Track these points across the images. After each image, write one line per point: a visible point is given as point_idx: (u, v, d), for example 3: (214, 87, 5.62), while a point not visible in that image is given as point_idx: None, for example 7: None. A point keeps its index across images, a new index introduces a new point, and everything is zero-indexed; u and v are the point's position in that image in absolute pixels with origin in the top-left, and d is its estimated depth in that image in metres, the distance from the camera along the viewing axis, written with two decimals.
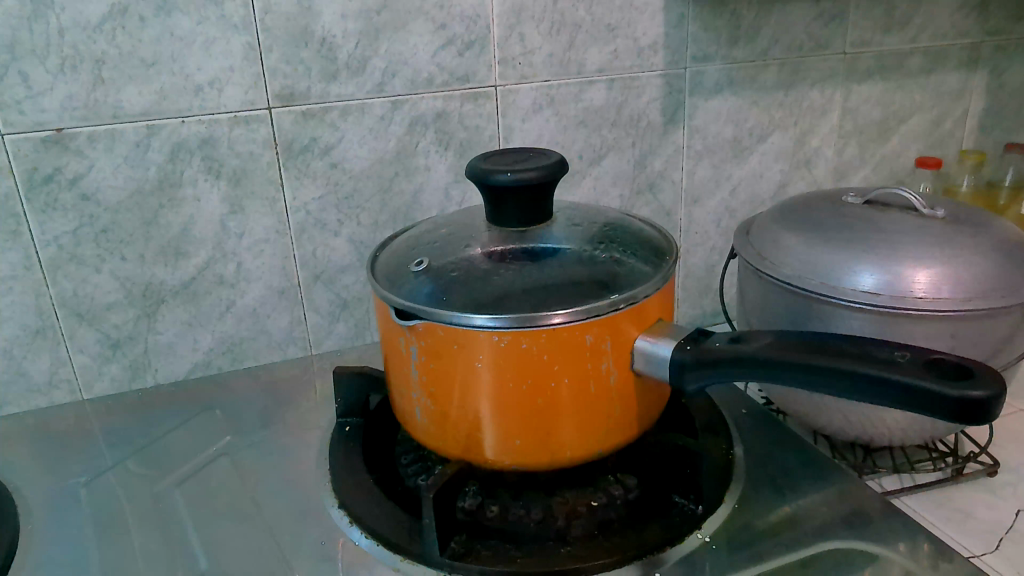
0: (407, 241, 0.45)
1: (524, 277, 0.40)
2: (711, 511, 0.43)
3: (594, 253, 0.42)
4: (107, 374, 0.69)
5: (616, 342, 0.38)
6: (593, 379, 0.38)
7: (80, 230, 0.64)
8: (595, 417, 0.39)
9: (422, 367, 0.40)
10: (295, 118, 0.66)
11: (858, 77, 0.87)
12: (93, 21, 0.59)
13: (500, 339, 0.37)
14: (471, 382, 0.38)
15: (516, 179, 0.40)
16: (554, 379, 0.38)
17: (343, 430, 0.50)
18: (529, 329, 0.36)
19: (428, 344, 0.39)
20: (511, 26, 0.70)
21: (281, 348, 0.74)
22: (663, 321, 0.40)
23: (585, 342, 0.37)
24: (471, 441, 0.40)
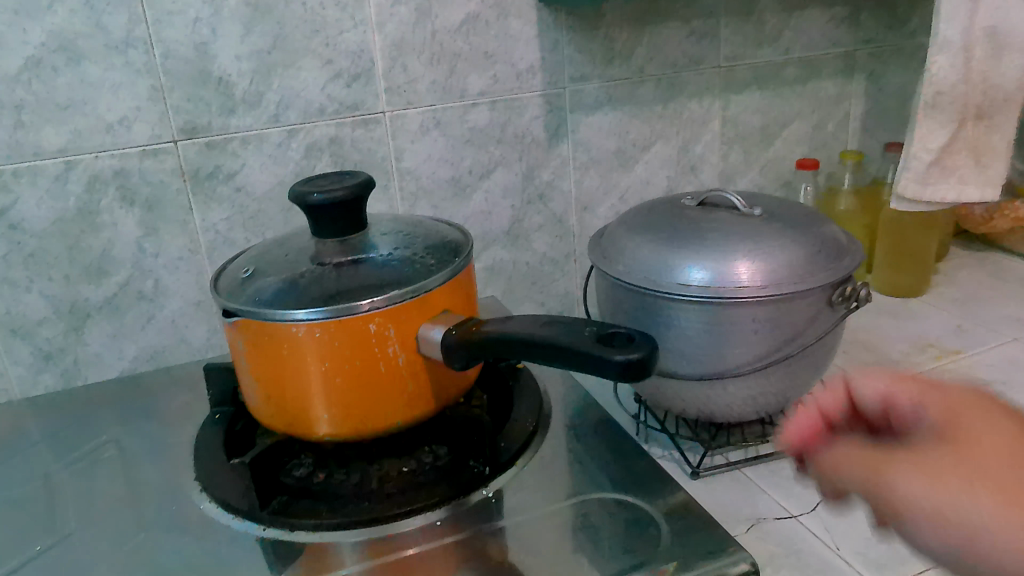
0: (251, 257, 0.54)
1: (333, 278, 0.48)
2: (499, 470, 0.50)
3: (400, 255, 0.50)
4: (41, 383, 0.77)
5: (401, 329, 0.46)
6: (383, 360, 0.46)
7: (10, 255, 0.72)
8: (391, 393, 0.47)
9: (250, 357, 0.48)
10: (199, 148, 0.75)
11: (735, 88, 0.95)
12: (11, 72, 0.67)
13: (297, 329, 0.45)
14: (282, 366, 0.46)
15: (328, 199, 0.48)
16: (348, 361, 0.46)
17: (215, 418, 0.58)
18: (319, 319, 0.44)
19: (249, 337, 0.47)
20: (394, 58, 0.78)
21: (201, 355, 0.82)
22: (448, 310, 0.48)
23: (370, 329, 0.45)
24: (291, 417, 0.48)
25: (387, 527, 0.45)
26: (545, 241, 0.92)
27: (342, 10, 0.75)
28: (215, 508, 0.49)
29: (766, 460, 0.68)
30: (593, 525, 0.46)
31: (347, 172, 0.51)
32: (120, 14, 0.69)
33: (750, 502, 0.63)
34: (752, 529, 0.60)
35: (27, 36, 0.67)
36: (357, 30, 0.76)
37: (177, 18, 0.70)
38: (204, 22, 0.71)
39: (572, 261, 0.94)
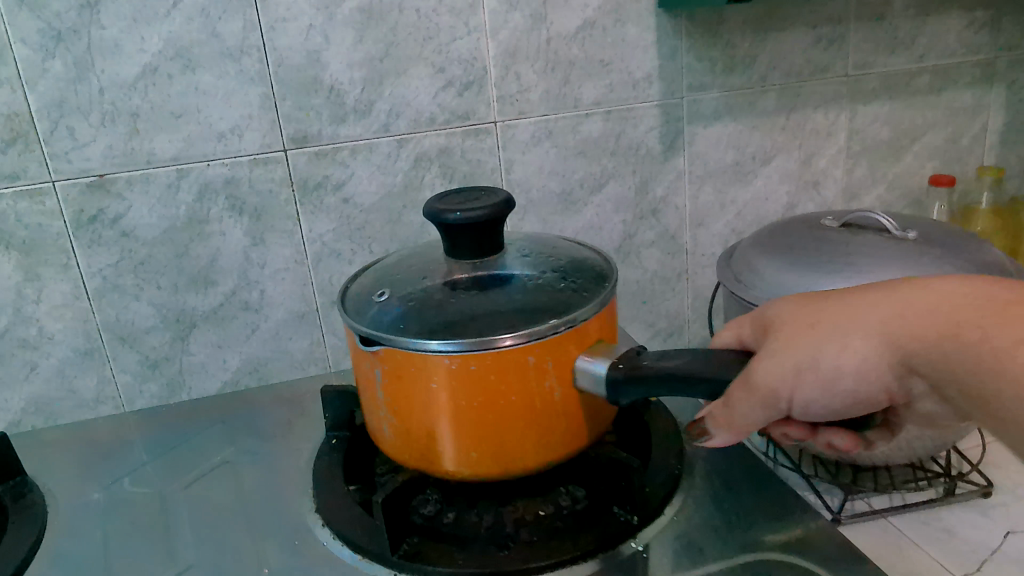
0: (375, 277, 0.51)
1: (475, 303, 0.44)
2: (649, 520, 0.45)
3: (541, 279, 0.46)
4: (147, 391, 0.77)
5: (558, 361, 0.43)
6: (539, 395, 0.43)
7: (121, 262, 0.72)
8: (542, 429, 0.44)
9: (386, 387, 0.45)
10: (308, 158, 0.73)
11: (863, 98, 0.88)
12: (128, 80, 0.66)
13: (452, 361, 0.41)
14: (428, 400, 0.43)
15: (466, 217, 0.44)
16: (500, 396, 0.42)
17: (331, 443, 0.55)
18: (476, 351, 0.41)
19: (391, 368, 0.43)
20: (507, 66, 0.74)
21: (303, 368, 0.80)
22: (603, 340, 0.45)
23: (529, 361, 0.42)
24: (431, 452, 0.45)
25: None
26: (655, 258, 0.87)
27: (456, 16, 0.72)
28: (342, 546, 0.46)
29: (916, 509, 0.62)
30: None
31: (481, 190, 0.48)
32: (235, 21, 0.67)
33: (902, 558, 0.57)
34: None
35: (145, 44, 0.66)
36: (470, 37, 0.73)
37: (290, 25, 0.68)
38: (317, 30, 0.69)
39: (683, 280, 0.89)
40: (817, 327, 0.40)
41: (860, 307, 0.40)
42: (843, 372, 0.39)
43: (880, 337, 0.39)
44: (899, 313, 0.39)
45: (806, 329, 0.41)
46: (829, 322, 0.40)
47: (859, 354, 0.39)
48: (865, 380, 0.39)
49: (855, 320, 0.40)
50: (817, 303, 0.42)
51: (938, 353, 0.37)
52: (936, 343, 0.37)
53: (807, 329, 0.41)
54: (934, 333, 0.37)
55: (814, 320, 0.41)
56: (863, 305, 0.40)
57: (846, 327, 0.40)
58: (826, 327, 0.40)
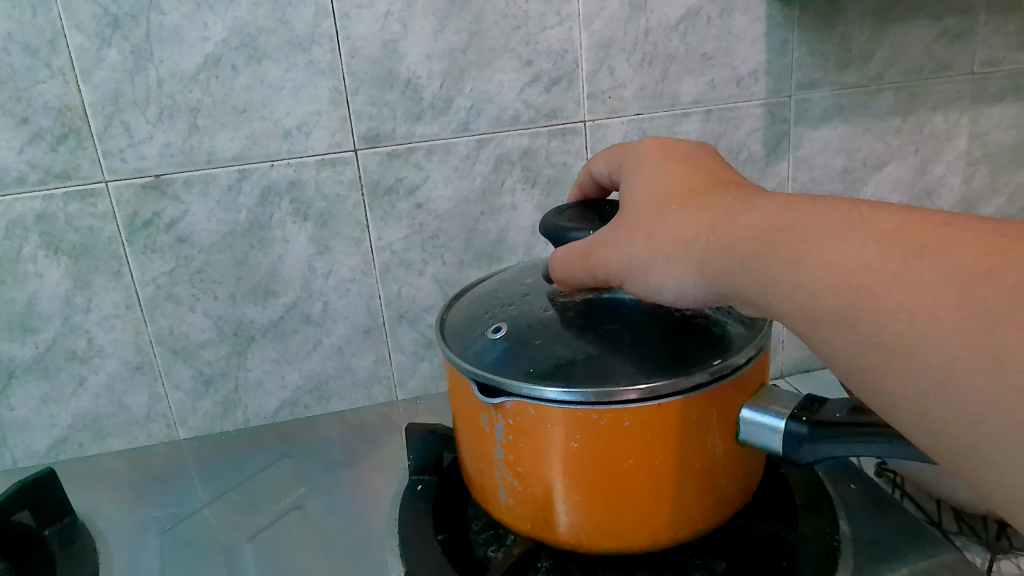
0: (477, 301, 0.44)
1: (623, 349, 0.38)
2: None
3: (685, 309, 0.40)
4: (200, 409, 0.71)
5: (722, 414, 0.37)
6: (699, 451, 0.37)
7: (176, 270, 0.66)
8: (693, 492, 0.38)
9: (507, 443, 0.38)
10: (380, 159, 0.66)
11: (988, 99, 0.79)
12: (189, 71, 0.60)
13: (600, 417, 0.35)
14: (560, 461, 0.37)
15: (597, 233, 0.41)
16: (654, 454, 0.36)
17: (415, 489, 0.48)
18: (631, 405, 0.35)
19: (518, 423, 0.37)
20: (600, 59, 0.67)
21: (367, 387, 0.74)
22: (764, 383, 0.39)
23: (692, 415, 0.36)
24: (557, 519, 0.39)
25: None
26: None
27: (547, 3, 0.64)
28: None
29: None
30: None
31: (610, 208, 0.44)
32: (306, 7, 0.60)
33: None
34: None
35: (207, 32, 0.59)
36: (561, 27, 0.65)
37: (366, 12, 0.62)
38: (395, 17, 0.62)
39: None
40: (732, 247, 0.34)
41: (704, 219, 0.36)
42: (688, 290, 0.36)
43: (797, 291, 0.31)
44: (751, 246, 0.33)
45: (720, 244, 0.34)
46: (715, 238, 0.35)
47: (684, 283, 0.36)
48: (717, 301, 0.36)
49: (704, 234, 0.35)
50: (710, 194, 0.37)
51: (801, 304, 0.31)
52: (834, 308, 0.29)
53: (717, 241, 0.35)
54: (832, 293, 0.29)
55: (701, 228, 0.35)
56: (754, 211, 0.34)
57: (716, 255, 0.34)
58: (726, 254, 0.34)
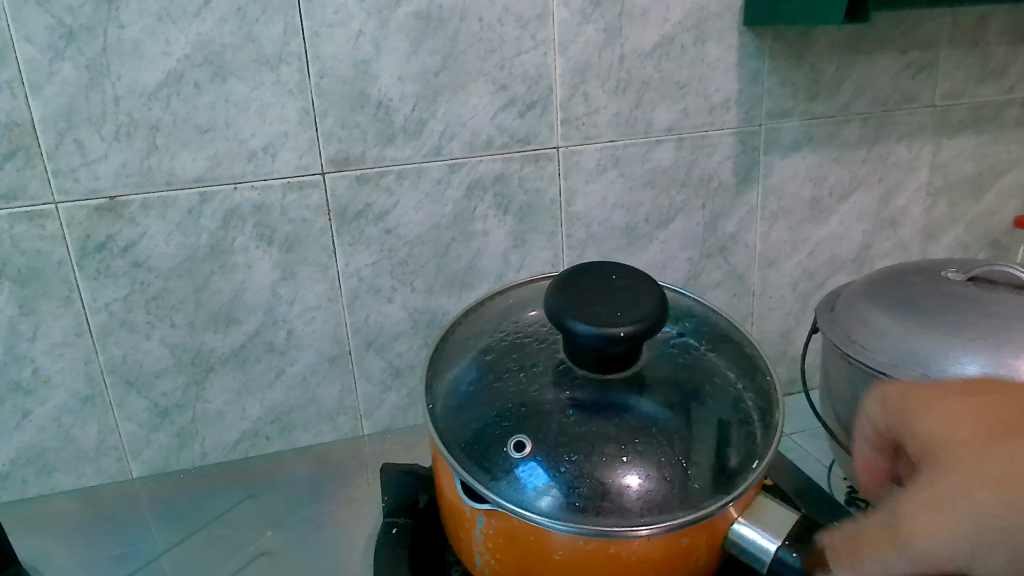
0: (479, 335, 0.45)
1: (547, 524, 0.35)
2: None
3: (662, 432, 0.38)
4: (154, 442, 0.67)
5: (711, 533, 0.37)
6: (682, 567, 0.37)
7: (131, 296, 0.62)
8: None
9: (488, 537, 0.38)
10: (348, 182, 0.64)
11: (949, 130, 0.81)
12: (149, 88, 0.57)
13: (586, 543, 0.35)
14: (544, 566, 0.37)
15: (598, 332, 0.36)
16: (635, 573, 0.36)
17: (390, 533, 0.45)
18: (619, 538, 0.35)
19: (502, 526, 0.37)
20: (575, 85, 0.66)
21: (331, 418, 0.71)
22: (759, 493, 0.40)
23: (681, 542, 0.36)
24: None
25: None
26: (721, 299, 0.78)
27: (523, 27, 0.63)
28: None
29: None
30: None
31: (619, 275, 0.40)
32: (275, 24, 0.58)
33: None
34: None
35: (170, 47, 0.57)
36: (537, 52, 0.65)
37: (337, 31, 0.60)
38: (367, 37, 0.60)
39: (748, 324, 0.81)
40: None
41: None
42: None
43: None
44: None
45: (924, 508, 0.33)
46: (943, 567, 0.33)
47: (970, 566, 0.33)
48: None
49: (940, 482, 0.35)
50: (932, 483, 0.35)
51: None
52: None
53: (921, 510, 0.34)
54: None
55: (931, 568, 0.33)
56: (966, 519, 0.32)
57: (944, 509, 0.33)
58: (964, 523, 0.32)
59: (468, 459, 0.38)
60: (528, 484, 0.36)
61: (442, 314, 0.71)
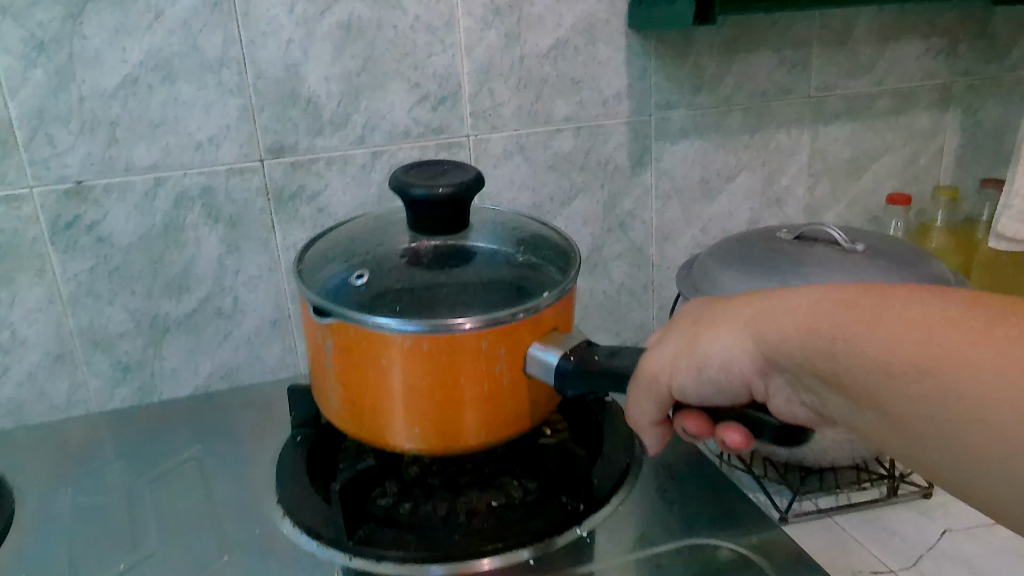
0: (338, 243, 0.57)
1: (381, 327, 0.47)
2: (592, 509, 0.51)
3: (478, 287, 0.51)
4: (118, 396, 0.78)
5: (510, 350, 0.49)
6: (490, 377, 0.49)
7: (96, 268, 0.73)
8: (493, 406, 0.50)
9: (345, 366, 0.51)
10: (284, 168, 0.74)
11: (825, 119, 0.91)
12: (109, 89, 0.68)
13: (404, 340, 0.47)
14: (382, 379, 0.49)
15: (428, 190, 0.51)
16: (450, 376, 0.48)
17: (297, 441, 0.58)
18: (430, 333, 0.47)
19: (343, 339, 0.49)
20: (481, 83, 0.77)
21: (274, 374, 0.82)
22: (557, 327, 0.51)
23: (481, 347, 0.48)
24: (381, 424, 0.51)
25: (470, 564, 0.47)
26: (623, 269, 0.89)
27: (432, 33, 0.74)
28: (311, 540, 0.50)
29: (857, 509, 0.67)
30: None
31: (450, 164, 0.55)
32: (215, 33, 0.69)
33: (848, 554, 0.62)
34: None
35: (125, 55, 0.67)
36: (445, 54, 0.75)
37: (270, 39, 0.70)
38: (296, 44, 0.71)
39: (649, 292, 0.91)
40: (931, 361, 0.33)
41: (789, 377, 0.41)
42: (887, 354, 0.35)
43: (953, 396, 0.33)
44: (877, 338, 0.35)
45: (858, 322, 0.36)
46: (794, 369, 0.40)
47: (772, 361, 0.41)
48: (733, 372, 0.42)
49: (750, 311, 0.42)
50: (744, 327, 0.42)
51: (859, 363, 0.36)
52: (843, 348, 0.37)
53: (852, 323, 0.36)
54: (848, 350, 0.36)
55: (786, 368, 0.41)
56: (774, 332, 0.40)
57: (835, 332, 0.37)
58: (841, 355, 0.37)
59: (325, 295, 0.50)
60: (371, 307, 0.49)
61: None
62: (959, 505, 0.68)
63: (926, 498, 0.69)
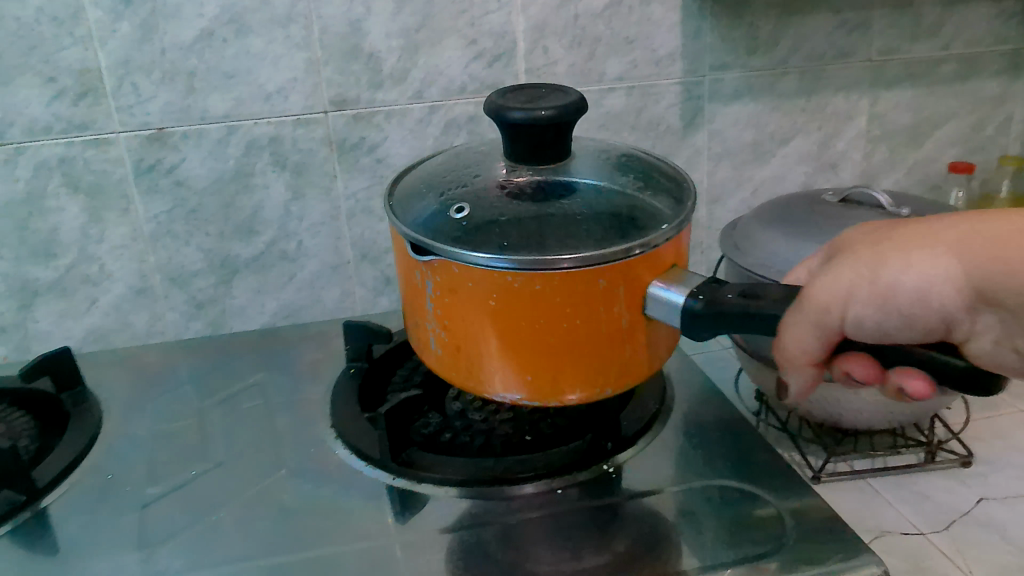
0: (436, 175, 0.54)
1: (477, 259, 0.45)
2: (622, 446, 0.54)
3: (591, 218, 0.47)
4: (192, 329, 0.84)
5: (629, 288, 0.45)
6: (606, 323, 0.46)
7: (174, 210, 0.79)
8: (607, 354, 0.47)
9: (441, 300, 0.48)
10: (346, 120, 0.79)
11: (885, 83, 0.90)
12: (187, 42, 0.73)
13: (515, 278, 0.44)
14: (486, 318, 0.47)
15: (528, 115, 0.47)
16: (562, 318, 0.45)
17: (350, 372, 0.62)
18: (541, 270, 0.44)
19: (443, 279, 0.47)
20: (535, 40, 0.79)
21: (334, 316, 0.87)
22: (677, 267, 0.47)
23: (599, 285, 0.44)
24: (484, 368, 0.49)
25: (504, 488, 0.50)
26: None
27: None
28: (359, 460, 0.54)
29: (890, 471, 0.63)
30: (705, 514, 0.48)
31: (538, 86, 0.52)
32: None
33: (874, 515, 0.59)
34: (875, 540, 0.56)
35: (202, 9, 0.72)
36: (501, 12, 0.77)
37: None
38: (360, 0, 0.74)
39: (696, 252, 0.93)
40: None
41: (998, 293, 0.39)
42: (934, 285, 0.40)
43: None
44: None
45: None
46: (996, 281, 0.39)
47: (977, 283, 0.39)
48: (924, 301, 0.40)
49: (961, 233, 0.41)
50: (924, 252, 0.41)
51: None
52: None
53: None
54: None
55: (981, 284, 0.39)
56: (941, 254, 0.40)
57: None
58: None
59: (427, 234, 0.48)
60: (475, 245, 0.46)
61: None
62: (1005, 476, 0.63)
63: (965, 467, 0.64)
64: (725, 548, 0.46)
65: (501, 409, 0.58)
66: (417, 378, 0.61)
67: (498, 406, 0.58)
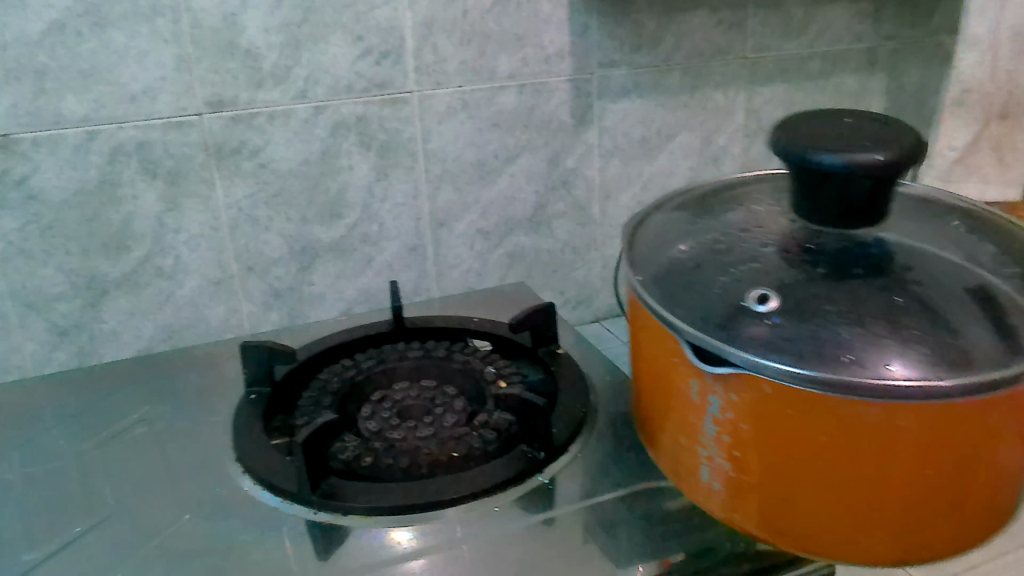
0: (707, 232, 0.54)
1: (758, 367, 0.41)
2: (554, 456, 0.51)
3: (918, 302, 0.44)
4: (55, 359, 0.75)
5: (981, 429, 0.39)
6: (897, 462, 0.40)
7: (27, 226, 0.70)
8: (919, 503, 0.41)
9: (727, 421, 0.44)
10: (224, 122, 0.73)
11: (760, 80, 0.94)
12: (34, 37, 0.65)
13: (773, 386, 0.41)
14: (791, 438, 0.42)
15: (845, 162, 0.45)
16: (861, 443, 0.40)
17: (250, 398, 0.57)
18: (837, 391, 0.39)
19: (750, 399, 0.42)
20: (424, 37, 0.77)
21: (219, 335, 0.80)
22: None
23: (961, 413, 0.38)
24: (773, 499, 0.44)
25: (434, 517, 0.46)
26: (567, 228, 0.90)
27: None
28: (273, 497, 0.49)
29: None
30: (623, 519, 0.48)
31: (849, 116, 0.51)
32: None
33: None
34: None
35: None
36: (387, 7, 0.74)
37: None
38: None
39: (592, 250, 0.93)
40: None
41: None
42: None
43: None
44: None
45: None
46: None
47: None
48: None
49: None
50: None
51: None
52: None
53: None
54: None
55: None
56: None
57: None
58: None
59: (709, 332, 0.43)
60: (763, 342, 0.42)
61: (316, 242, 0.80)
62: None
63: None
64: (647, 551, 0.45)
65: (423, 424, 0.53)
66: (326, 398, 0.55)
67: (420, 422, 0.53)
